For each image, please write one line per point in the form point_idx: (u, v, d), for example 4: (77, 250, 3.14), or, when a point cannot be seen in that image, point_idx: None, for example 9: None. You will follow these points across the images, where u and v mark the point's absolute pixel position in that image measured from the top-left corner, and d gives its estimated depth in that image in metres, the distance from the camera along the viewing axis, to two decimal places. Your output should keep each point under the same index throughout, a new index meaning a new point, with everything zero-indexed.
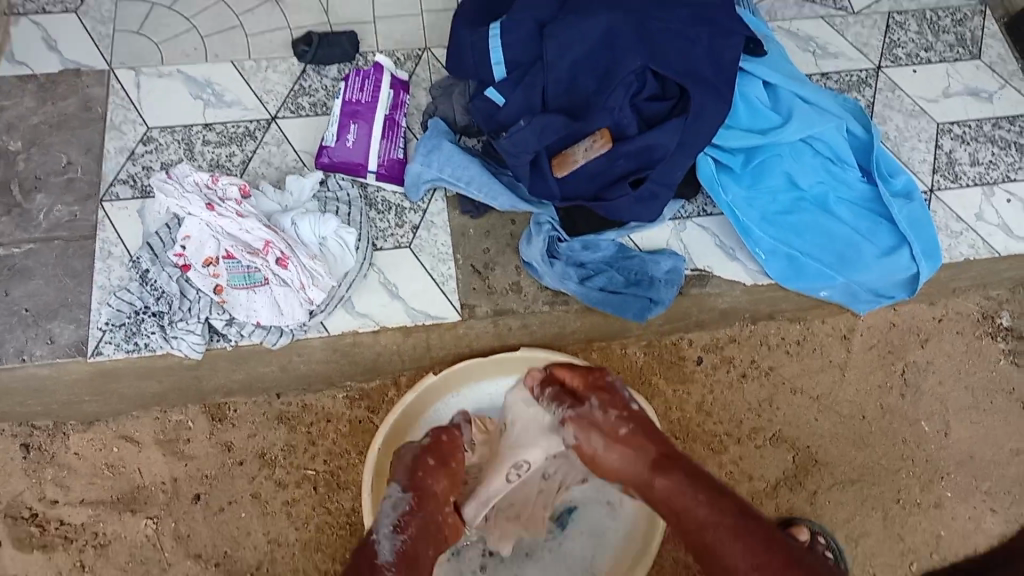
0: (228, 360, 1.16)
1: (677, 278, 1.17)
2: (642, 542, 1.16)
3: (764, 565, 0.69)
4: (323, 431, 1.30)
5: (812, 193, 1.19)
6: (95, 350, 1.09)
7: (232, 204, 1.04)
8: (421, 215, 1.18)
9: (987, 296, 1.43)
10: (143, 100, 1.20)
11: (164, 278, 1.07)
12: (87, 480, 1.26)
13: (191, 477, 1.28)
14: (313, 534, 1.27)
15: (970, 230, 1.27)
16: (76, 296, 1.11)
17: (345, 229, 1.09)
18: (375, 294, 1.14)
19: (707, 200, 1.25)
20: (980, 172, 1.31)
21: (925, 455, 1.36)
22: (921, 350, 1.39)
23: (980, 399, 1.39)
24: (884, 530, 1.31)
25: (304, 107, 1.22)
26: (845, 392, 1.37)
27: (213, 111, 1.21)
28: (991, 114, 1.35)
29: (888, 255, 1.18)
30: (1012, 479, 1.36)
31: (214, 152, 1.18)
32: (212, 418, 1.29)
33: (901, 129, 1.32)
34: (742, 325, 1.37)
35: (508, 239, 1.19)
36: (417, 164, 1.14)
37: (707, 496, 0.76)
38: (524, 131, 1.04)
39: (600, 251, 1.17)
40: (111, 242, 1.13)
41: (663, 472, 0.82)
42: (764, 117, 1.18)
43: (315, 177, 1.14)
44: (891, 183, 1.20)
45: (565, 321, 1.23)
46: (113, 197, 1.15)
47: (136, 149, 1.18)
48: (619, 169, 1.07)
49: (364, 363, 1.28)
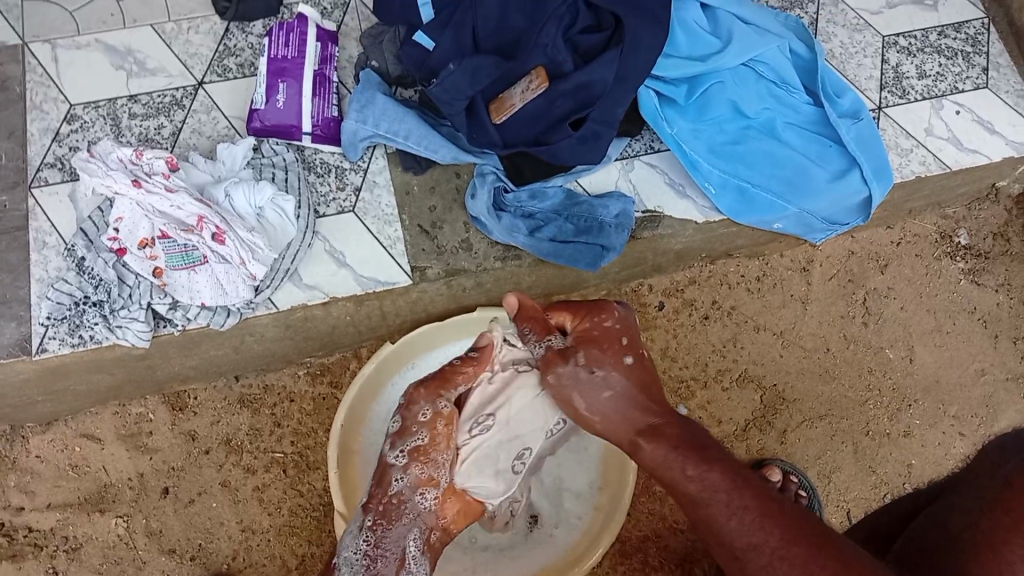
0: (179, 346, 1.14)
1: (627, 222, 1.16)
2: (617, 492, 1.18)
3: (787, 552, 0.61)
4: (287, 411, 1.27)
5: (758, 120, 1.18)
6: (40, 348, 1.07)
7: (160, 179, 1.01)
8: (362, 176, 1.17)
9: (944, 216, 1.41)
10: (63, 75, 1.18)
11: (100, 265, 1.04)
12: (51, 482, 1.23)
13: (158, 470, 1.25)
14: (285, 519, 1.26)
15: (919, 146, 1.27)
16: (14, 291, 1.09)
17: (281, 197, 1.08)
18: (323, 262, 1.13)
19: (653, 135, 1.23)
20: (928, 85, 1.31)
21: (891, 382, 1.37)
22: (881, 276, 1.39)
23: (942, 321, 1.39)
24: (855, 464, 1.35)
25: (231, 68, 1.21)
26: (808, 325, 1.37)
27: (137, 80, 1.19)
28: (936, 22, 1.34)
29: (837, 179, 1.18)
30: (979, 400, 1.38)
31: (142, 126, 1.17)
32: (173, 408, 1.26)
33: (846, 45, 1.31)
34: (702, 266, 1.35)
35: (454, 194, 1.17)
36: (352, 121, 1.11)
37: (696, 469, 0.69)
38: (455, 76, 1.02)
39: (548, 199, 1.16)
40: (44, 233, 1.12)
41: (651, 438, 0.75)
42: (705, 42, 1.15)
43: (247, 143, 1.12)
44: (837, 103, 1.20)
45: (519, 276, 1.22)
46: (41, 183, 1.14)
47: (61, 129, 1.16)
48: (558, 109, 1.05)
49: (321, 338, 1.24)
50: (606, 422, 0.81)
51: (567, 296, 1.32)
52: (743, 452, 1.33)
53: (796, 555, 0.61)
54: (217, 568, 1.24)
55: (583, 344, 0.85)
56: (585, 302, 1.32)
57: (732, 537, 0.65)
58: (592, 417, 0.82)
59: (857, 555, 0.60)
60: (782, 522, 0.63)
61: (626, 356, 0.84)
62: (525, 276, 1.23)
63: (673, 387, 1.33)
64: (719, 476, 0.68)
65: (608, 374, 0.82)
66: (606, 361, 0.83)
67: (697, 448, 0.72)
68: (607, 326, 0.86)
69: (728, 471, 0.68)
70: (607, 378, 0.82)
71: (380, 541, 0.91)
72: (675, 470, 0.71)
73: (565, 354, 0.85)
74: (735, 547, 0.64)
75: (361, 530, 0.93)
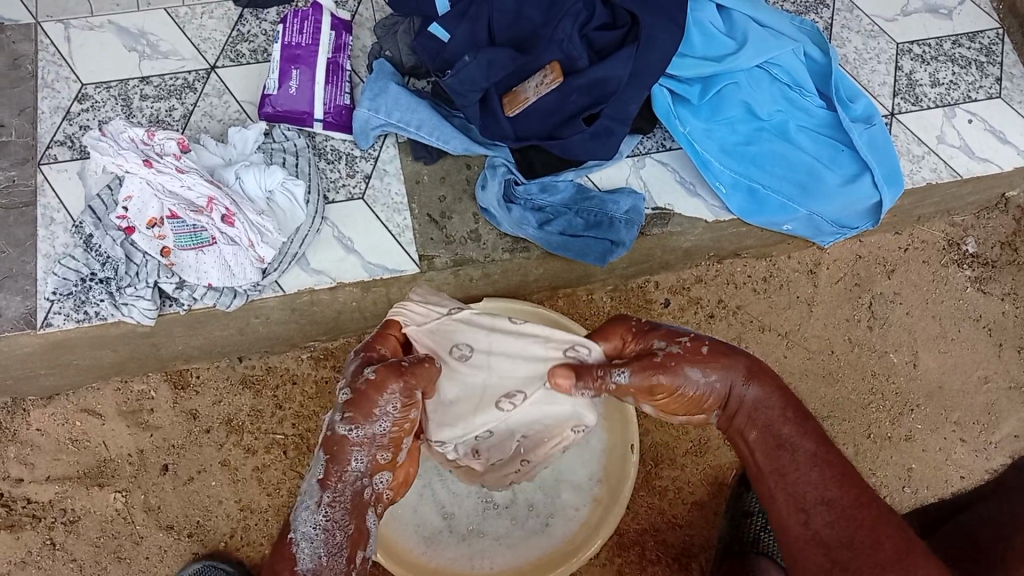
0: (184, 325, 1.14)
1: (637, 218, 1.15)
2: (616, 485, 1.18)
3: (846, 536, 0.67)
4: (289, 393, 1.27)
5: (771, 122, 1.17)
6: (45, 321, 1.07)
7: (172, 159, 1.00)
8: (372, 164, 1.16)
9: (952, 223, 1.41)
10: (75, 54, 1.17)
11: (108, 242, 1.04)
12: (51, 456, 1.23)
13: (158, 447, 1.25)
14: (285, 499, 1.26)
15: (931, 153, 1.27)
16: (20, 266, 1.09)
17: (291, 181, 1.07)
18: (330, 248, 1.13)
19: (665, 134, 1.23)
20: (942, 94, 1.30)
21: (894, 387, 1.37)
22: (888, 281, 1.39)
23: (948, 328, 1.39)
24: (856, 466, 1.35)
25: (244, 54, 1.20)
26: (813, 327, 1.37)
27: (150, 63, 1.18)
28: (950, 32, 1.33)
29: (850, 183, 1.17)
30: (981, 407, 1.38)
31: (153, 107, 1.16)
32: (175, 387, 1.26)
33: (860, 51, 1.30)
34: (708, 265, 1.35)
35: (464, 184, 1.17)
36: (364, 110, 1.11)
37: (795, 420, 0.76)
38: (470, 68, 1.01)
39: (558, 193, 1.16)
40: (52, 209, 1.12)
41: (753, 382, 0.79)
42: (721, 42, 1.14)
43: (258, 128, 1.11)
44: (850, 108, 1.19)
45: (526, 268, 1.21)
46: (50, 159, 1.13)
47: (71, 108, 1.15)
48: (572, 105, 1.04)
49: (326, 323, 1.24)
50: (704, 398, 0.81)
51: (573, 290, 1.32)
52: None
53: (865, 518, 0.67)
54: (215, 545, 1.24)
55: (673, 356, 0.80)
56: (590, 299, 1.32)
57: (806, 490, 0.71)
58: (688, 398, 0.81)
59: (914, 536, 0.67)
60: (857, 488, 0.70)
61: (704, 349, 0.80)
62: (532, 268, 1.22)
63: None
64: (805, 438, 0.74)
65: (711, 377, 0.79)
66: (694, 364, 0.80)
67: (799, 413, 0.77)
68: (734, 361, 0.80)
69: (818, 433, 0.75)
70: (705, 374, 0.80)
71: (342, 518, 0.79)
72: (769, 426, 0.77)
73: (664, 366, 0.80)
74: (805, 499, 0.71)
75: (319, 505, 0.78)
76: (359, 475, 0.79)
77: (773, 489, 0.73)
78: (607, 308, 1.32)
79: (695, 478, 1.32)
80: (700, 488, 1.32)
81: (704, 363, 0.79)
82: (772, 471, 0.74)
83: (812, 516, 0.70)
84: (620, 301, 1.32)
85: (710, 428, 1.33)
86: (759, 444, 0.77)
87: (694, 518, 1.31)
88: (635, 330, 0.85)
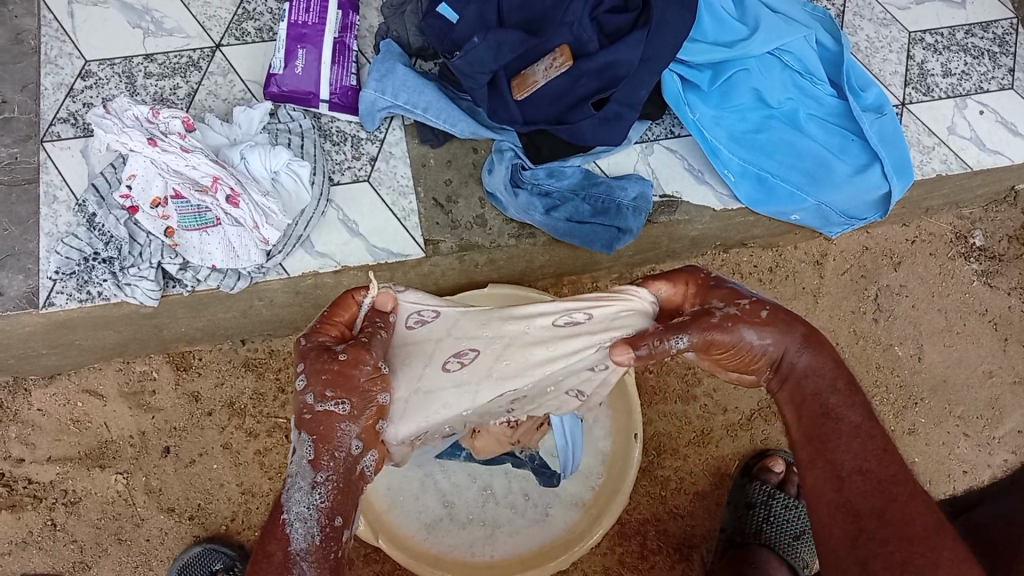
0: (187, 307, 1.14)
1: (644, 205, 1.15)
2: (619, 477, 1.17)
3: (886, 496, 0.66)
4: (291, 376, 1.27)
5: (782, 110, 1.16)
6: (47, 301, 1.06)
7: (176, 139, 0.99)
8: (378, 146, 1.15)
9: (960, 216, 1.40)
10: (78, 30, 1.16)
11: (112, 222, 1.03)
12: (51, 436, 1.23)
13: (159, 429, 1.25)
14: (286, 483, 1.26)
15: (942, 145, 1.26)
16: (23, 244, 1.08)
17: (297, 162, 1.06)
18: (335, 231, 1.12)
19: (674, 120, 1.22)
20: (953, 84, 1.29)
21: (898, 380, 1.37)
22: (894, 273, 1.38)
23: (953, 321, 1.38)
24: None
25: (249, 32, 1.19)
26: (818, 319, 1.36)
27: (154, 40, 1.17)
28: (964, 21, 1.32)
29: (858, 173, 1.16)
30: (985, 402, 1.37)
31: (157, 85, 1.15)
32: (177, 368, 1.25)
33: (872, 39, 1.29)
34: (714, 254, 1.34)
35: (470, 168, 1.16)
36: (371, 90, 1.10)
37: (844, 388, 0.71)
38: (479, 50, 1.00)
39: (565, 178, 1.14)
40: (55, 186, 1.11)
41: (811, 350, 0.72)
42: (732, 28, 1.13)
43: (263, 108, 1.10)
44: (861, 97, 1.18)
45: (532, 254, 1.21)
46: (54, 137, 1.12)
47: (75, 85, 1.14)
48: (581, 89, 1.03)
49: (329, 306, 1.23)
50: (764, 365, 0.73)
51: (577, 277, 1.32)
52: (747, 441, 1.33)
53: (901, 493, 0.66)
54: (216, 529, 1.24)
55: (731, 317, 0.70)
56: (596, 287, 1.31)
57: (846, 459, 0.69)
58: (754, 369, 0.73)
59: (940, 513, 0.67)
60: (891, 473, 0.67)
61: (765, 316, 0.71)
62: (538, 255, 1.22)
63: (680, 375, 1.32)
64: (856, 408, 0.70)
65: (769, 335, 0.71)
66: (753, 324, 0.70)
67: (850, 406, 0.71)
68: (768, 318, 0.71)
69: (866, 403, 0.71)
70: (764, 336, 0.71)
71: (335, 498, 0.69)
72: (827, 407, 0.71)
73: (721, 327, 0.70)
74: (853, 464, 0.68)
75: (313, 487, 0.68)
76: (358, 454, 0.70)
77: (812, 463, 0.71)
78: None
79: (697, 469, 1.31)
80: (702, 479, 1.31)
81: (767, 329, 0.70)
82: (814, 440, 0.71)
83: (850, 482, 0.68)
84: None
85: (713, 418, 1.32)
86: (800, 413, 0.73)
87: (696, 508, 1.31)
88: (701, 285, 0.75)
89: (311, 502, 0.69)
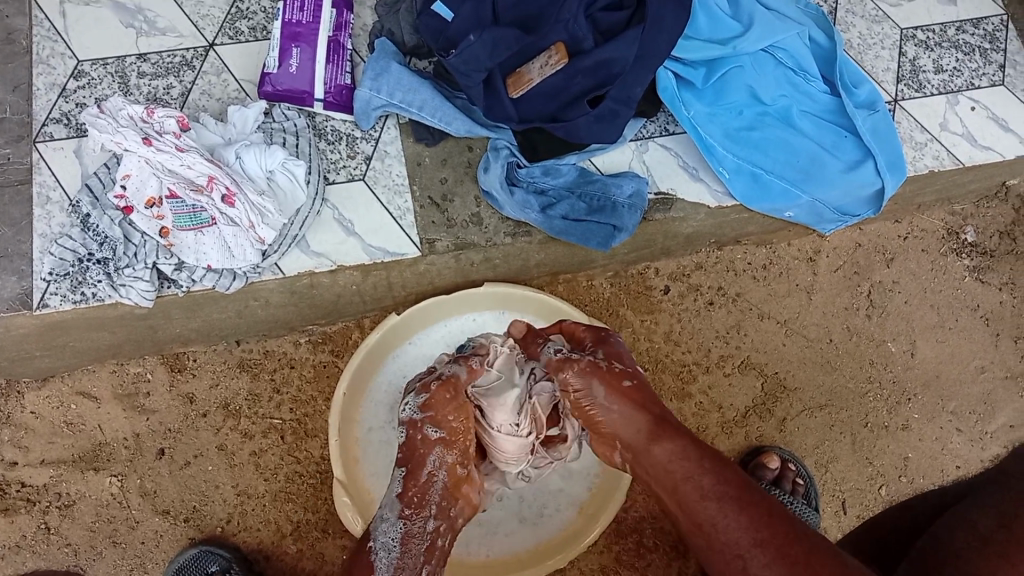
0: (181, 307, 1.13)
1: (640, 202, 1.15)
2: (614, 478, 1.18)
3: (766, 539, 0.73)
4: (286, 377, 1.26)
5: (775, 107, 1.16)
6: (41, 303, 1.06)
7: (171, 138, 0.98)
8: (373, 145, 1.15)
9: (952, 212, 1.40)
10: (71, 30, 1.15)
11: (106, 222, 1.02)
12: (45, 440, 1.22)
13: (154, 432, 1.24)
14: (282, 485, 1.25)
15: (934, 141, 1.27)
16: (16, 246, 1.08)
17: (292, 162, 1.05)
18: (330, 230, 1.12)
19: (669, 117, 1.22)
20: (944, 81, 1.30)
21: (892, 376, 1.38)
22: (887, 270, 1.39)
23: (946, 316, 1.39)
24: (853, 454, 1.35)
25: (243, 31, 1.18)
26: (812, 316, 1.37)
27: (147, 39, 1.16)
28: (955, 18, 1.33)
29: (852, 169, 1.17)
30: (978, 397, 1.38)
31: (150, 85, 1.15)
32: (171, 370, 1.24)
33: (864, 37, 1.30)
34: (709, 252, 1.34)
35: (465, 167, 1.16)
36: (366, 89, 1.10)
37: (712, 464, 0.81)
38: (475, 48, 0.99)
39: (561, 176, 1.15)
40: (48, 187, 1.10)
41: (660, 440, 0.85)
42: (726, 26, 1.14)
43: (259, 107, 1.09)
44: (854, 94, 1.18)
45: (527, 253, 1.21)
46: (46, 137, 1.12)
47: (67, 85, 1.14)
48: (576, 87, 1.03)
49: (325, 306, 1.23)
50: (613, 431, 0.90)
51: (572, 276, 1.31)
52: (742, 438, 1.33)
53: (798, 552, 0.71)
54: (211, 531, 1.24)
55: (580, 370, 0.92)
56: (590, 283, 1.32)
57: (738, 535, 0.74)
58: (606, 431, 0.91)
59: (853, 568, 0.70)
60: (734, 479, 0.79)
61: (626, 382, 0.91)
62: (534, 253, 1.22)
63: (675, 371, 1.32)
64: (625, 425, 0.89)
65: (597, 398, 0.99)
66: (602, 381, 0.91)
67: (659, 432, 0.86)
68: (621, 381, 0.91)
69: (736, 478, 0.79)
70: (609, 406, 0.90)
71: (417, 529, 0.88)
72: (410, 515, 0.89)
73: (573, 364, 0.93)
74: (737, 545, 0.74)
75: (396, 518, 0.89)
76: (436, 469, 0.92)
77: (704, 546, 0.77)
78: (606, 295, 1.32)
79: None
80: None
81: (618, 394, 0.90)
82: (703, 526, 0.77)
83: (748, 561, 0.73)
84: (620, 288, 1.32)
85: (709, 415, 1.33)
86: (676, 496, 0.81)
87: None
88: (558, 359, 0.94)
89: (396, 533, 0.88)
